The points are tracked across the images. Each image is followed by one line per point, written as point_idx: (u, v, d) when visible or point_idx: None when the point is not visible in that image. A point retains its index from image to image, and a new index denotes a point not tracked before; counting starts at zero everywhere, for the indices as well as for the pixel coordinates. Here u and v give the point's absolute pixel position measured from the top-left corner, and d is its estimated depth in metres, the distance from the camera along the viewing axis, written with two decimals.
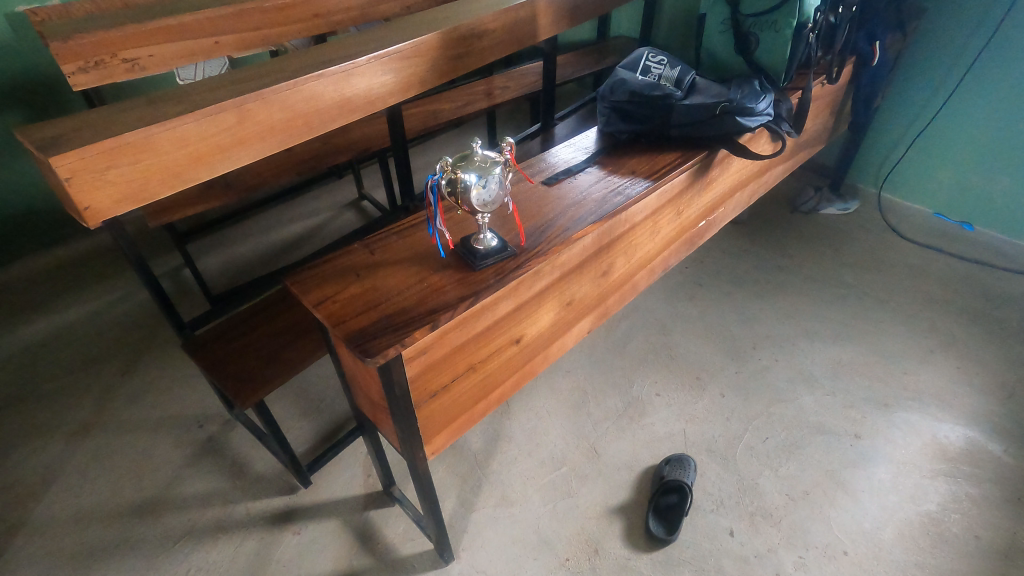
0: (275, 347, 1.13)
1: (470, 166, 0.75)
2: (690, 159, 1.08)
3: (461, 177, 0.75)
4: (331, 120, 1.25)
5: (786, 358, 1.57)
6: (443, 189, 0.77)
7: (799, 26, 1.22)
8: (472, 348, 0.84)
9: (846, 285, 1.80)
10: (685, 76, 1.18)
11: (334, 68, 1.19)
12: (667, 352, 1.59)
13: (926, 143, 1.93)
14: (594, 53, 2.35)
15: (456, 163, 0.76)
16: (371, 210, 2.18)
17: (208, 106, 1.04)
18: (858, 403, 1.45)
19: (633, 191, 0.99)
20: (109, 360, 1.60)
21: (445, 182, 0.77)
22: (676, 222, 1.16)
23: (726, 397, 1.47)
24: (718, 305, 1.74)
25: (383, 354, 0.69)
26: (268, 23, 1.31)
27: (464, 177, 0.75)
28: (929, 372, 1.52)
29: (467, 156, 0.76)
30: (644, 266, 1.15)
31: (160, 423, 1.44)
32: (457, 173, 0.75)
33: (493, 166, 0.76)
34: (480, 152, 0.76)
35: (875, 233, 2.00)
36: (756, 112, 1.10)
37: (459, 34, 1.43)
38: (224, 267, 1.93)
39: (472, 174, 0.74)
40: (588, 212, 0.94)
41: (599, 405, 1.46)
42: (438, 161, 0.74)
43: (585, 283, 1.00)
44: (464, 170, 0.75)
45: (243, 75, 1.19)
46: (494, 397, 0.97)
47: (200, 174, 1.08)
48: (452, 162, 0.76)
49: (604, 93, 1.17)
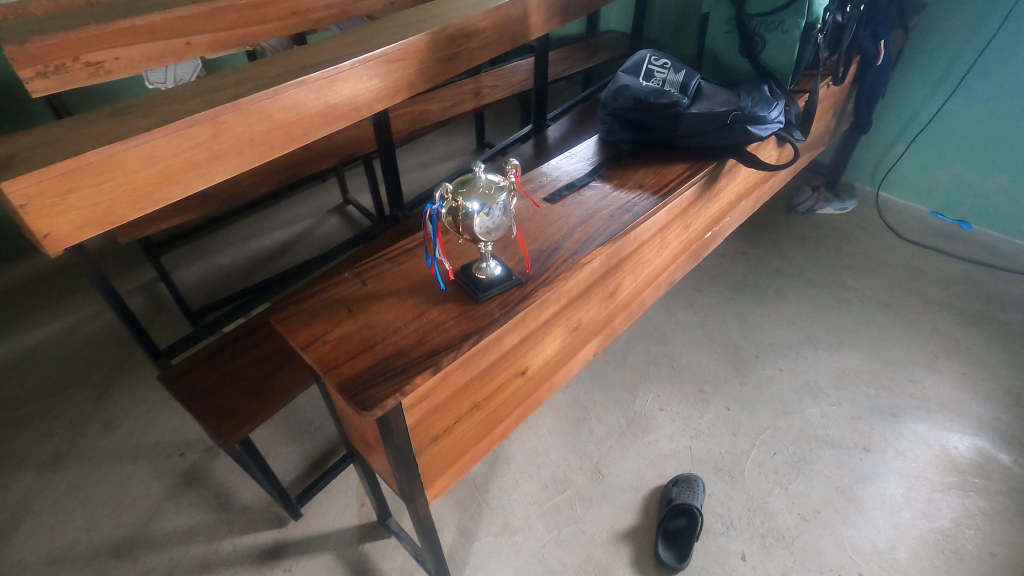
0: (260, 377, 1.06)
1: (473, 193, 0.68)
2: (700, 172, 1.02)
3: (464, 205, 0.68)
4: (314, 129, 1.17)
5: (790, 367, 1.54)
6: (443, 218, 0.70)
7: (809, 26, 1.16)
8: (476, 386, 0.77)
9: (847, 289, 1.76)
10: (690, 81, 1.12)
11: (316, 74, 1.11)
12: (669, 363, 1.54)
13: (924, 143, 1.90)
14: (585, 50, 2.29)
15: (457, 189, 0.69)
16: (357, 216, 2.10)
17: (179, 120, 0.95)
18: (865, 413, 1.42)
19: (641, 207, 0.93)
20: (80, 384, 1.51)
21: (446, 212, 0.69)
22: (684, 236, 1.10)
23: (730, 411, 1.43)
24: (719, 312, 1.70)
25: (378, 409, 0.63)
26: (242, 22, 1.22)
27: (466, 206, 0.68)
28: (934, 379, 1.49)
29: (469, 181, 0.69)
30: (651, 282, 1.09)
31: (138, 452, 1.36)
32: (459, 201, 0.68)
33: (498, 192, 0.69)
34: (483, 176, 0.69)
35: (873, 233, 1.97)
36: (769, 120, 1.04)
37: (448, 34, 1.35)
38: (202, 280, 1.84)
39: (476, 202, 0.67)
40: (597, 232, 0.88)
41: (601, 422, 1.40)
42: (437, 189, 0.67)
43: (592, 306, 0.93)
44: (467, 197, 0.68)
45: (218, 81, 1.10)
46: (499, 431, 0.90)
47: (173, 193, 1.00)
48: (452, 189, 0.69)
49: (606, 100, 1.10)
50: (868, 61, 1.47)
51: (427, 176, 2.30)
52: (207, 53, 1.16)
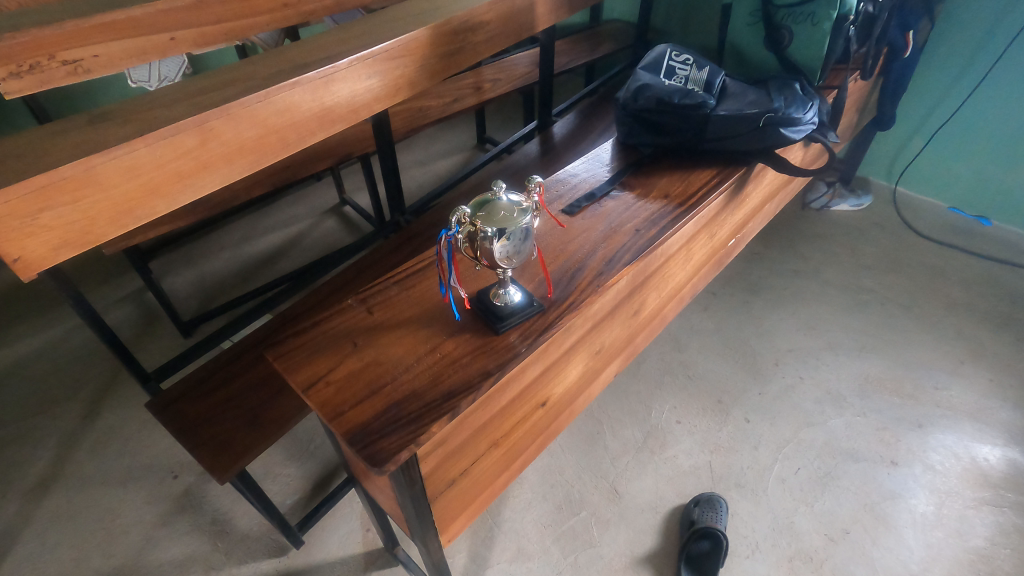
0: (257, 405, 0.98)
1: (495, 219, 0.60)
2: (728, 179, 0.94)
3: (485, 232, 0.60)
4: (310, 133, 1.09)
5: (811, 375, 1.47)
6: (460, 247, 0.63)
7: (840, 18, 1.10)
8: (495, 424, 0.70)
9: (866, 290, 1.70)
10: (715, 79, 1.04)
11: (311, 74, 1.03)
12: (684, 372, 1.48)
13: (944, 137, 1.83)
14: (588, 41, 2.20)
15: (475, 213, 0.61)
16: (355, 217, 2.02)
17: (163, 128, 0.87)
18: (891, 424, 1.35)
19: (669, 220, 0.86)
20: (67, 402, 1.44)
21: (463, 238, 0.62)
22: (709, 246, 1.03)
23: (750, 423, 1.37)
24: (734, 316, 1.63)
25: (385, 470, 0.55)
26: (230, 15, 1.12)
27: (485, 232, 0.60)
28: (960, 386, 1.43)
29: (488, 203, 0.62)
30: (675, 296, 1.02)
31: (129, 474, 1.29)
32: (479, 227, 0.60)
33: (521, 216, 0.61)
34: (507, 197, 0.62)
35: (891, 231, 1.90)
36: (803, 122, 0.96)
37: (451, 28, 1.26)
38: (194, 287, 1.76)
39: (498, 229, 0.59)
40: (622, 249, 0.81)
41: (616, 437, 1.34)
42: (454, 215, 0.59)
43: (616, 327, 0.86)
44: (490, 223, 0.60)
45: (206, 83, 1.02)
46: (518, 465, 0.84)
47: (158, 208, 0.92)
48: (470, 213, 0.61)
49: (625, 101, 1.02)
50: (896, 53, 1.40)
51: (426, 175, 2.22)
52: (194, 50, 1.07)
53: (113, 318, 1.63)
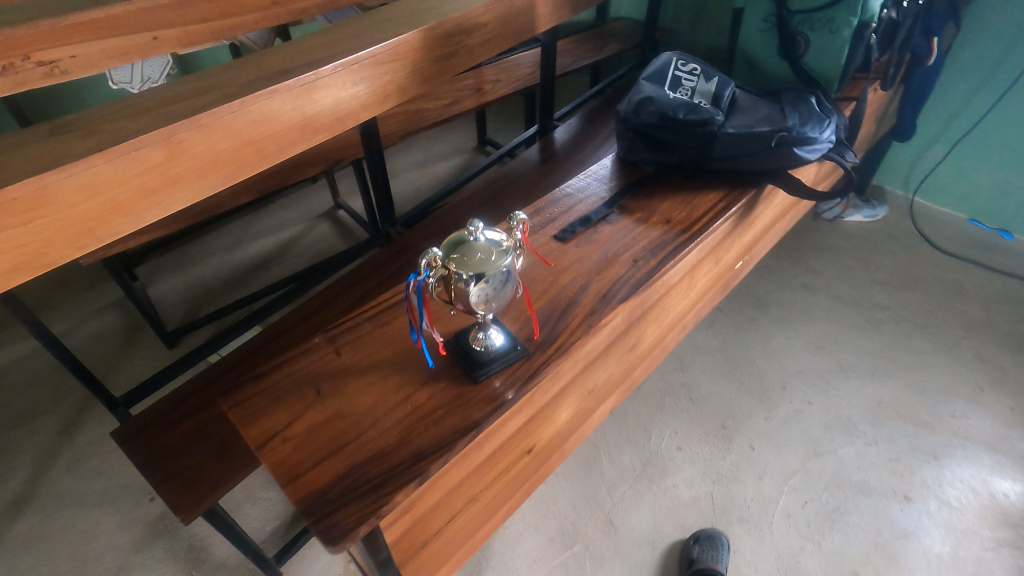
0: (229, 435, 0.93)
1: (471, 263, 0.54)
2: (736, 202, 0.87)
3: (459, 276, 0.54)
4: (291, 144, 1.02)
5: (820, 400, 1.40)
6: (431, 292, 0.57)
7: (861, 25, 1.04)
8: (474, 479, 0.64)
9: (879, 308, 1.62)
10: (723, 91, 0.96)
11: (292, 81, 0.96)
12: (687, 394, 1.41)
13: (966, 147, 1.74)
14: (594, 40, 2.13)
15: (447, 256, 0.55)
16: (349, 222, 1.95)
17: (125, 142, 0.80)
18: (905, 456, 1.28)
19: (669, 249, 0.79)
20: (45, 416, 1.39)
21: (434, 282, 0.56)
22: (714, 271, 0.96)
23: (756, 451, 1.30)
24: (740, 334, 1.55)
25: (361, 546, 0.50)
26: (216, 13, 1.05)
27: (460, 278, 0.54)
28: (980, 414, 1.36)
29: (462, 243, 0.55)
30: (677, 325, 0.95)
31: (105, 495, 1.24)
32: (452, 271, 0.54)
33: (501, 258, 0.55)
34: (485, 237, 0.56)
35: (907, 244, 1.81)
36: (819, 141, 0.89)
37: (444, 31, 1.19)
38: (182, 294, 1.70)
39: (474, 274, 0.54)
40: (618, 283, 0.74)
41: (613, 463, 1.28)
42: (423, 259, 0.53)
43: (611, 364, 0.80)
44: (465, 268, 0.54)
45: (181, 90, 0.95)
46: (502, 512, 0.78)
47: (122, 226, 0.85)
48: (442, 256, 0.55)
49: (625, 114, 0.95)
50: (918, 61, 1.32)
51: (423, 178, 2.15)
52: (180, 51, 1.00)
53: (96, 327, 1.57)
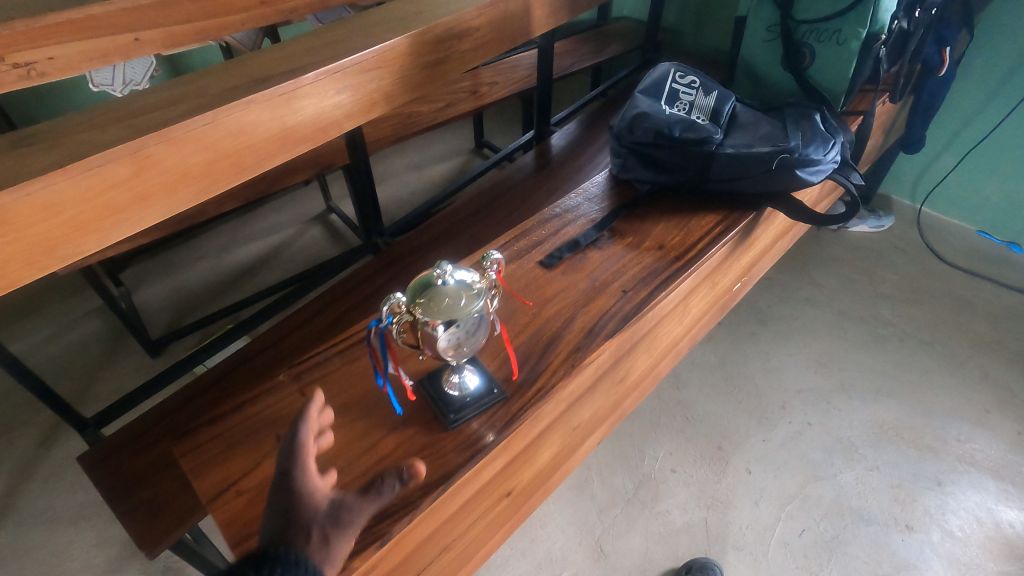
0: None
1: (437, 308, 0.52)
2: (733, 227, 0.83)
3: (424, 321, 0.52)
4: (270, 156, 0.97)
5: (820, 421, 1.35)
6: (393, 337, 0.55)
7: (870, 37, 1.01)
8: (447, 530, 0.61)
9: (884, 323, 1.57)
10: (723, 106, 0.91)
11: (270, 91, 0.92)
12: (682, 413, 1.36)
13: (976, 158, 1.68)
14: (595, 41, 2.07)
15: (414, 301, 0.52)
16: (341, 226, 1.91)
17: (88, 157, 0.76)
18: (907, 482, 1.24)
19: (662, 278, 0.75)
20: (24, 427, 1.35)
21: (398, 329, 0.53)
22: (710, 295, 0.92)
23: (753, 474, 1.26)
24: (739, 349, 1.50)
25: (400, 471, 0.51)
26: (202, 14, 1.00)
27: (429, 325, 0.52)
28: (986, 439, 1.31)
29: (431, 286, 0.53)
30: (671, 352, 0.91)
31: (81, 512, 1.21)
32: (418, 316, 0.52)
33: (474, 300, 0.53)
34: (455, 280, 0.54)
35: (913, 255, 1.76)
36: (823, 162, 0.83)
37: (434, 36, 1.14)
38: (168, 300, 1.67)
39: (441, 320, 0.52)
40: (606, 317, 0.70)
41: (605, 485, 1.24)
42: (386, 306, 0.51)
43: (598, 399, 0.76)
44: (431, 313, 0.52)
45: (154, 98, 0.90)
46: (481, 553, 0.75)
47: (86, 246, 0.81)
48: (407, 302, 0.53)
49: (619, 130, 0.90)
50: (929, 72, 1.27)
51: (418, 181, 2.10)
52: (163, 52, 0.95)
53: (79, 334, 1.54)
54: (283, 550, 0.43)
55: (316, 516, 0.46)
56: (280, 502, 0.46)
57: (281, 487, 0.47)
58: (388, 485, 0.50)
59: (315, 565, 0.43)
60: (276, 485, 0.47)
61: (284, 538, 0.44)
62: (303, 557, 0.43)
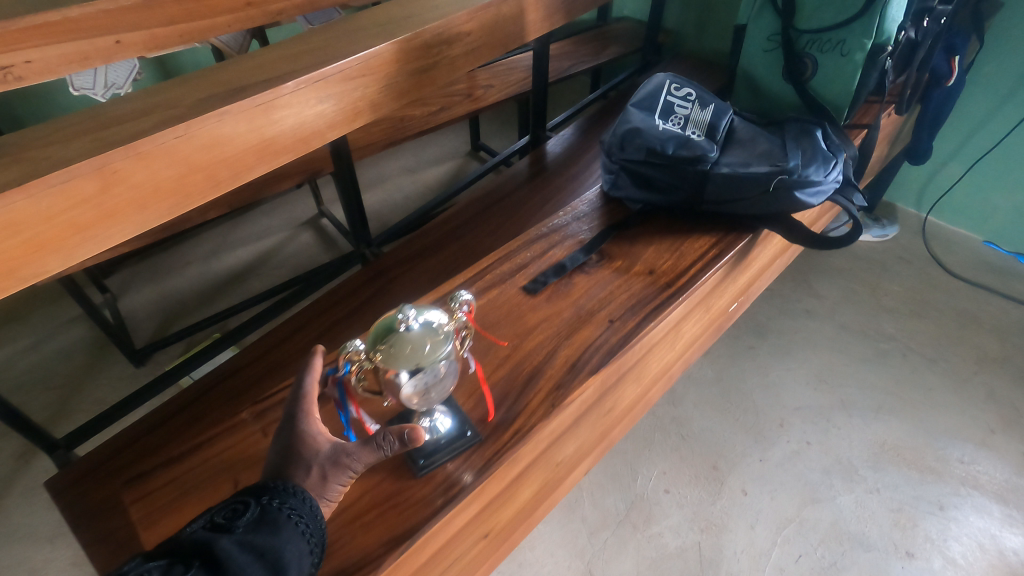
0: None
1: (397, 356, 0.54)
2: (728, 250, 0.80)
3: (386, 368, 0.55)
4: (248, 169, 0.94)
5: (820, 440, 1.31)
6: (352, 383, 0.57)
7: (875, 49, 1.00)
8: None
9: (887, 337, 1.52)
10: (720, 121, 0.88)
11: (249, 101, 0.88)
12: (677, 431, 1.32)
13: (985, 168, 1.63)
14: (594, 42, 2.03)
15: (377, 348, 0.55)
16: (332, 231, 1.88)
17: (50, 174, 0.72)
18: (908, 506, 1.20)
19: (652, 307, 0.72)
20: (4, 439, 1.33)
21: (358, 378, 0.56)
22: (705, 318, 0.89)
23: (749, 496, 1.22)
24: (737, 364, 1.46)
25: (397, 431, 0.52)
26: (186, 15, 0.97)
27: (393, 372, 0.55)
28: (990, 461, 1.27)
29: (395, 332, 0.55)
30: (662, 377, 0.89)
31: (59, 528, 1.18)
32: (377, 363, 0.55)
33: (443, 343, 0.56)
34: (418, 324, 0.55)
35: (918, 267, 1.71)
36: (824, 183, 0.79)
37: (423, 42, 1.10)
38: (155, 307, 1.63)
39: (405, 367, 0.54)
40: (591, 348, 0.67)
41: (596, 506, 1.21)
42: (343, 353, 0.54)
43: (583, 433, 0.73)
44: (390, 361, 0.54)
45: (128, 108, 0.87)
46: None
47: (49, 265, 0.77)
48: (364, 350, 0.56)
49: (611, 147, 0.87)
50: (937, 81, 1.22)
51: (412, 184, 2.06)
52: (146, 54, 0.93)
53: (63, 341, 1.51)
54: (283, 481, 0.52)
55: (317, 456, 0.54)
56: (286, 440, 0.55)
57: (287, 430, 0.56)
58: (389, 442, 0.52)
59: (310, 495, 0.52)
60: (283, 428, 0.56)
61: (286, 472, 0.53)
62: (302, 490, 0.52)
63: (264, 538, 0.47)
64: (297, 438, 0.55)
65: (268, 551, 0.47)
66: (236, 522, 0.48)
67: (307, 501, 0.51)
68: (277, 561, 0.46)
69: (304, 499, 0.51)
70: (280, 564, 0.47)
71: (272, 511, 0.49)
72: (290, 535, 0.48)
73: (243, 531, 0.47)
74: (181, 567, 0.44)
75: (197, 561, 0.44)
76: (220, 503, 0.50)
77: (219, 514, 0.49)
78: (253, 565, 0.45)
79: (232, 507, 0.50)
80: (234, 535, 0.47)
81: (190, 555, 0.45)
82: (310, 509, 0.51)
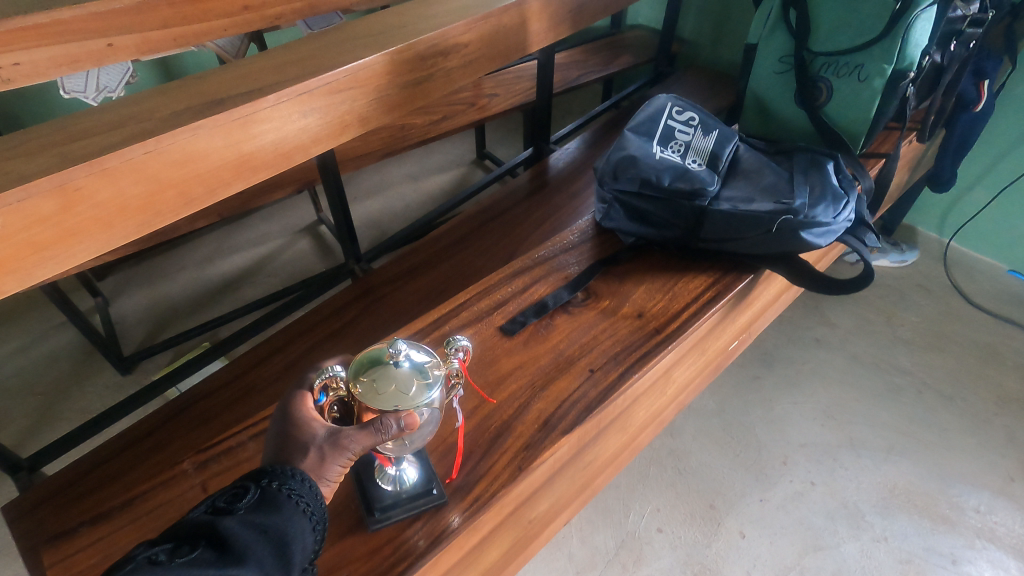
0: None
1: (379, 390, 0.52)
2: (724, 294, 0.77)
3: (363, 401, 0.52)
4: (224, 185, 0.89)
5: (825, 481, 1.24)
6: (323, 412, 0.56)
7: (897, 75, 0.95)
8: None
9: (901, 372, 1.44)
10: (723, 150, 0.83)
11: (227, 115, 0.84)
12: (674, 465, 1.26)
13: (1012, 195, 1.55)
14: (606, 50, 1.96)
15: (360, 378, 0.53)
16: (331, 238, 1.84)
17: (5, 191, 0.68)
18: (918, 557, 1.13)
19: (640, 357, 0.69)
20: None
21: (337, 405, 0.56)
22: (700, 360, 0.86)
23: (746, 539, 1.15)
24: (740, 395, 1.39)
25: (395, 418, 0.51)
26: (180, 18, 0.92)
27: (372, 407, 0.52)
28: (1008, 510, 1.19)
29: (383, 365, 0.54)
30: (652, 422, 0.86)
31: None
32: (356, 395, 0.53)
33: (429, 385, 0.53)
34: (408, 363, 0.54)
35: (937, 295, 1.63)
36: (831, 224, 0.74)
37: (416, 53, 1.05)
38: (145, 312, 1.61)
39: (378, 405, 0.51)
40: (569, 402, 0.65)
41: (584, 542, 1.15)
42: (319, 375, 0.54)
43: (562, 486, 0.70)
44: (372, 394, 0.52)
45: (106, 119, 0.83)
46: None
47: (7, 286, 0.73)
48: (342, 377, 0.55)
49: (603, 176, 0.83)
50: (964, 106, 1.15)
51: (414, 193, 2.01)
52: (137, 58, 0.89)
53: (53, 345, 1.49)
54: (282, 465, 0.50)
55: (314, 437, 0.51)
56: (279, 429, 0.52)
57: (283, 417, 0.53)
58: (388, 423, 0.51)
59: (310, 476, 0.50)
60: (278, 414, 0.54)
61: (285, 457, 0.51)
62: (300, 470, 0.49)
63: (265, 518, 0.45)
64: (292, 421, 0.52)
65: (272, 530, 0.45)
66: (237, 504, 0.46)
67: (306, 481, 0.48)
68: (281, 540, 0.45)
69: (304, 480, 0.48)
70: (284, 541, 0.45)
71: (271, 492, 0.47)
72: (291, 515, 0.46)
73: (245, 512, 0.46)
74: (187, 548, 0.43)
75: (203, 542, 0.43)
76: (221, 488, 0.48)
77: (220, 499, 0.47)
78: (258, 543, 0.44)
79: (232, 491, 0.48)
80: (236, 516, 0.45)
81: (194, 538, 0.44)
82: (310, 489, 0.49)
